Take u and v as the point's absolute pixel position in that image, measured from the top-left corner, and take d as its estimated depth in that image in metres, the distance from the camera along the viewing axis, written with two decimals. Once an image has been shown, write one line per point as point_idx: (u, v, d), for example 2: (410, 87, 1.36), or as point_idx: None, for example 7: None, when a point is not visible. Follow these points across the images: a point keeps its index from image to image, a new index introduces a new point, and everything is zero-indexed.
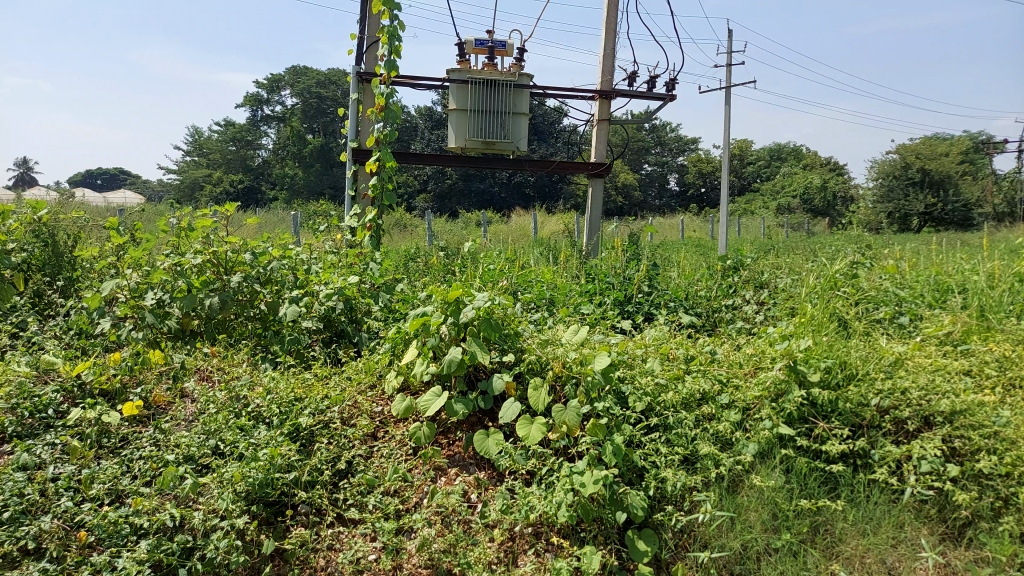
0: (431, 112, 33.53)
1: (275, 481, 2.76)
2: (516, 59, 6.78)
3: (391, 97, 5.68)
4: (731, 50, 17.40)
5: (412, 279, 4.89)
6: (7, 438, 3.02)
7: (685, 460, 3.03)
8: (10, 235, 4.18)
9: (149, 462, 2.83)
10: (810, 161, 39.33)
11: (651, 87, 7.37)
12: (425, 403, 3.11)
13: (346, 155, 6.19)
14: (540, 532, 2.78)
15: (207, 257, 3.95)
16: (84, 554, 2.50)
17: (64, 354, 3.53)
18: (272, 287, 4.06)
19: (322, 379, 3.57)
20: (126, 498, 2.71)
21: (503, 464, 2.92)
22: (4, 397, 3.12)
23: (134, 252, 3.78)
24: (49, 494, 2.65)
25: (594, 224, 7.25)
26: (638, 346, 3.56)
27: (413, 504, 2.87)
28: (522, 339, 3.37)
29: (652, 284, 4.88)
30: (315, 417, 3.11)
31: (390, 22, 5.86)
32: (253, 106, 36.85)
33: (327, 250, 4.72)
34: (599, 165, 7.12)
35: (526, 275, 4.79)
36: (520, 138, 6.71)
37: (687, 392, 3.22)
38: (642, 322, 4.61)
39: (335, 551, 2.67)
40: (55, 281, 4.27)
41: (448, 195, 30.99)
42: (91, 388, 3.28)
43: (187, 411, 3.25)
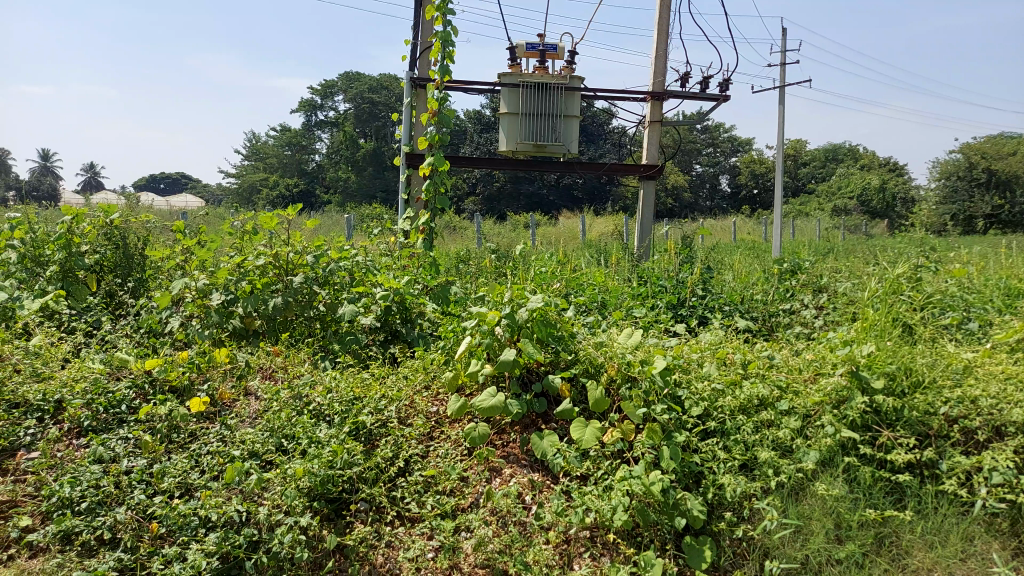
0: (479, 116, 33.78)
1: (337, 477, 2.82)
2: (567, 62, 6.79)
3: (444, 102, 5.77)
4: (786, 48, 17.03)
5: (466, 282, 4.92)
6: (84, 433, 3.16)
7: (743, 466, 2.98)
8: (84, 238, 4.42)
9: (217, 458, 2.92)
10: (867, 162, 38.13)
11: (704, 88, 7.29)
12: (480, 403, 3.13)
13: (399, 159, 6.27)
14: (596, 536, 2.76)
15: (269, 259, 4.06)
16: (156, 545, 2.60)
17: (135, 352, 3.67)
18: (331, 288, 4.17)
19: (379, 378, 3.61)
20: (195, 492, 2.80)
21: (558, 465, 2.91)
22: (80, 393, 3.25)
23: (203, 252, 3.95)
24: (124, 486, 2.77)
25: (645, 228, 7.17)
26: (694, 350, 3.50)
27: (469, 504, 2.89)
28: (576, 341, 3.36)
29: (707, 288, 4.83)
30: (374, 416, 3.17)
31: (444, 27, 5.95)
32: (307, 112, 37.75)
33: (384, 255, 4.80)
34: (651, 166, 7.03)
35: (579, 279, 4.78)
36: (571, 141, 6.72)
37: (745, 397, 3.16)
38: (696, 326, 4.55)
39: (393, 548, 2.70)
40: (126, 283, 4.45)
41: (496, 198, 31.15)
42: (161, 384, 3.41)
43: (251, 409, 3.33)
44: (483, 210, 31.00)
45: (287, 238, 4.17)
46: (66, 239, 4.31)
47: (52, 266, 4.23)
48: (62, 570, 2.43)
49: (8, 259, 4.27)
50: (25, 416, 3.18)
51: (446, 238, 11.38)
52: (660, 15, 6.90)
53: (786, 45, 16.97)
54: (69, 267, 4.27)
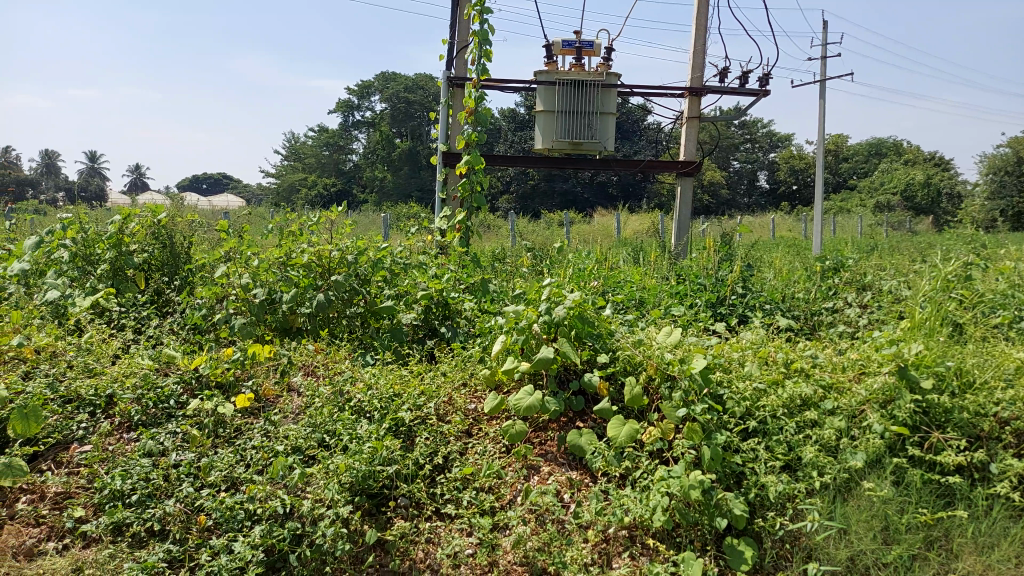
0: (514, 114, 33.82)
1: (377, 473, 2.85)
2: (603, 59, 6.75)
3: (481, 102, 5.83)
4: (828, 41, 16.68)
5: (503, 280, 4.93)
6: (134, 427, 3.25)
7: (786, 467, 2.93)
8: (133, 237, 4.53)
9: (261, 452, 2.98)
10: (912, 157, 37.13)
11: (744, 83, 7.19)
12: (517, 401, 3.14)
13: (436, 159, 6.31)
14: (635, 535, 2.75)
15: (312, 257, 4.13)
16: (204, 537, 2.66)
17: (183, 349, 3.76)
18: (371, 288, 4.21)
19: (418, 375, 3.64)
20: (240, 485, 2.86)
21: (596, 464, 2.90)
22: (130, 388, 3.34)
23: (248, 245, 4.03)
24: (172, 480, 2.84)
25: (682, 224, 7.20)
26: (735, 349, 3.45)
27: (507, 501, 2.90)
28: (614, 339, 3.34)
29: (747, 286, 4.75)
30: (413, 412, 3.20)
31: (481, 26, 5.97)
32: (344, 112, 38.22)
33: (421, 255, 4.85)
34: (689, 163, 6.94)
35: (616, 277, 4.75)
36: (607, 138, 6.67)
37: (789, 397, 3.11)
38: (736, 325, 4.49)
39: (433, 544, 2.72)
40: (173, 281, 4.57)
41: (531, 196, 31.13)
42: (207, 380, 3.49)
43: (294, 404, 3.39)
44: (518, 208, 31.02)
45: (328, 238, 4.31)
46: (115, 238, 4.44)
47: (102, 265, 4.36)
48: (114, 560, 2.51)
49: (60, 258, 4.40)
50: (77, 410, 3.28)
51: (483, 236, 11.41)
52: (698, 10, 6.82)
53: (827, 39, 16.63)
54: (118, 265, 4.40)
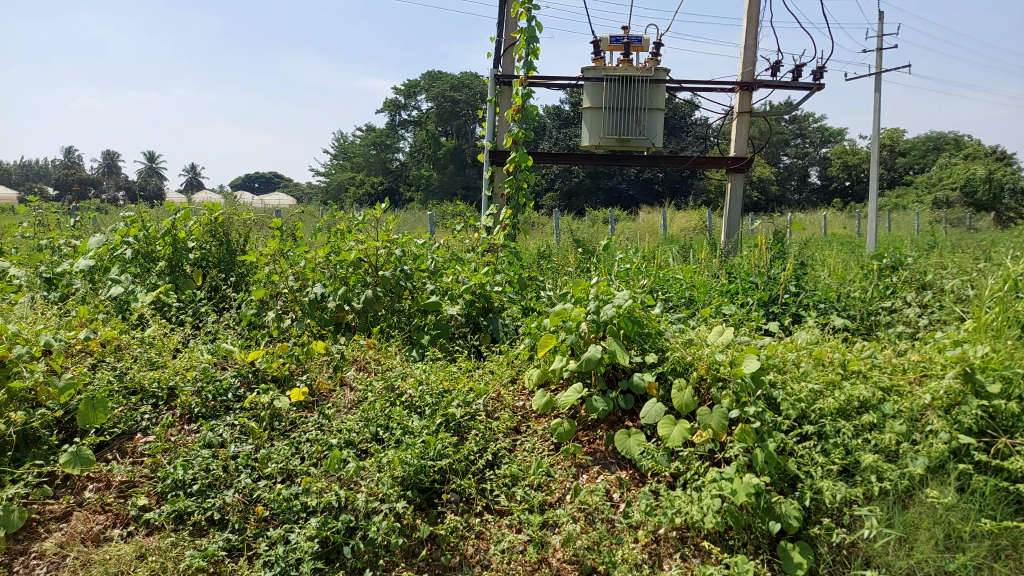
0: (559, 112, 33.78)
1: (428, 468, 2.88)
2: (651, 54, 6.68)
3: (528, 99, 5.83)
4: (884, 33, 16.16)
5: (550, 278, 4.93)
6: (194, 418, 3.34)
7: (844, 471, 2.85)
8: (190, 234, 4.67)
9: (316, 445, 3.04)
10: (973, 151, 35.75)
11: (797, 77, 7.03)
12: (566, 400, 3.13)
13: (483, 156, 6.32)
14: (686, 536, 2.72)
15: (364, 255, 4.20)
16: (261, 527, 2.74)
17: (240, 343, 3.86)
18: (420, 286, 4.28)
19: (467, 372, 3.67)
20: (296, 478, 2.93)
21: (646, 464, 2.88)
22: (191, 380, 3.45)
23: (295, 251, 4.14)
24: (231, 471, 2.92)
25: (733, 223, 7.06)
26: (789, 349, 3.38)
27: (556, 499, 2.90)
28: (664, 338, 3.31)
29: (801, 284, 4.65)
30: (463, 408, 3.22)
31: (528, 23, 5.97)
32: (391, 111, 38.69)
33: (469, 253, 4.89)
34: (740, 159, 6.81)
35: (665, 275, 4.71)
36: (655, 134, 6.59)
37: (846, 399, 3.03)
38: (790, 324, 4.40)
39: (483, 540, 2.73)
40: (229, 277, 4.69)
41: (575, 194, 31.01)
42: (264, 373, 3.58)
43: (347, 399, 3.45)
44: (562, 205, 30.94)
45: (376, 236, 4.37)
46: (171, 235, 4.56)
47: (161, 261, 4.51)
48: (176, 548, 2.60)
49: (123, 255, 4.56)
50: (141, 401, 3.39)
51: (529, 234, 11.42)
52: (749, 3, 6.69)
53: (883, 31, 16.13)
54: (176, 261, 4.55)
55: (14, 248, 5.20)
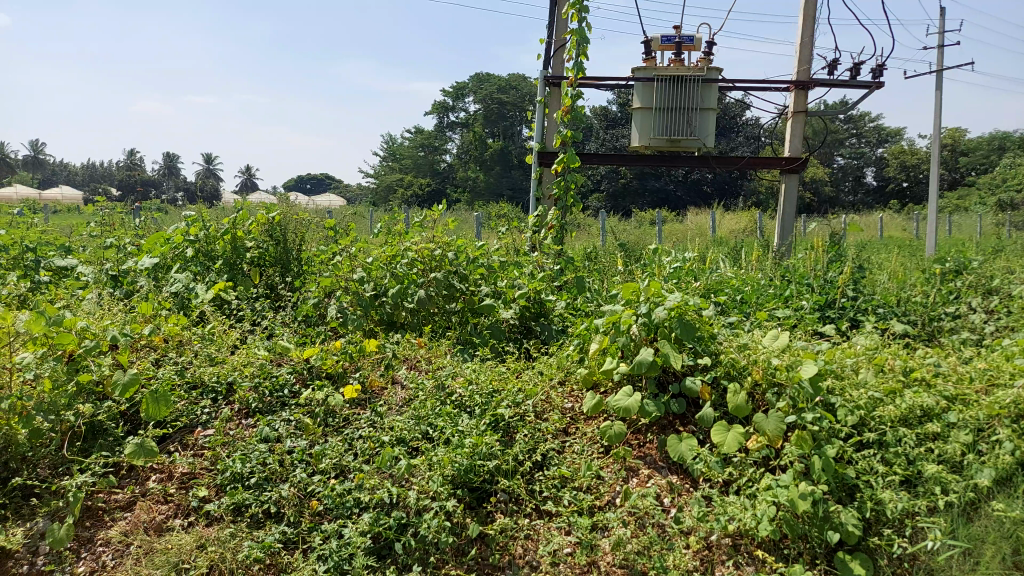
0: (606, 112, 33.58)
1: (478, 468, 2.89)
2: (704, 53, 6.58)
3: (578, 99, 5.80)
4: (945, 28, 15.60)
5: (600, 280, 4.91)
6: (251, 413, 3.43)
7: (905, 481, 2.76)
8: (248, 233, 4.82)
9: (368, 442, 3.09)
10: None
11: (855, 75, 6.84)
12: (616, 402, 3.11)
13: (531, 157, 6.33)
14: (739, 544, 2.67)
15: (417, 256, 4.28)
16: (315, 521, 2.79)
17: (296, 341, 3.95)
18: (470, 286, 4.32)
19: (516, 372, 3.69)
20: (349, 473, 2.97)
21: (698, 469, 2.83)
22: (249, 376, 3.54)
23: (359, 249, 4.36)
24: (287, 465, 2.98)
25: (787, 225, 6.92)
26: (848, 355, 3.29)
27: (606, 502, 2.88)
28: (717, 342, 3.25)
29: (858, 288, 4.51)
30: (512, 409, 3.24)
31: (579, 24, 5.94)
32: (439, 113, 39.05)
33: (518, 255, 4.91)
34: (794, 159, 6.66)
35: (718, 278, 4.64)
36: (707, 134, 6.50)
37: (907, 407, 2.93)
38: (847, 329, 4.27)
39: (532, 541, 2.73)
40: (284, 275, 4.81)
41: (622, 195, 30.78)
42: (318, 370, 3.64)
43: (398, 397, 3.49)
44: (609, 206, 30.72)
45: (427, 237, 4.43)
46: (232, 234, 4.75)
47: (220, 259, 4.69)
48: (234, 539, 2.67)
49: (184, 254, 4.72)
50: (201, 396, 3.50)
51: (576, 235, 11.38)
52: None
53: (944, 26, 15.55)
54: (234, 260, 4.71)
55: (83, 246, 5.42)
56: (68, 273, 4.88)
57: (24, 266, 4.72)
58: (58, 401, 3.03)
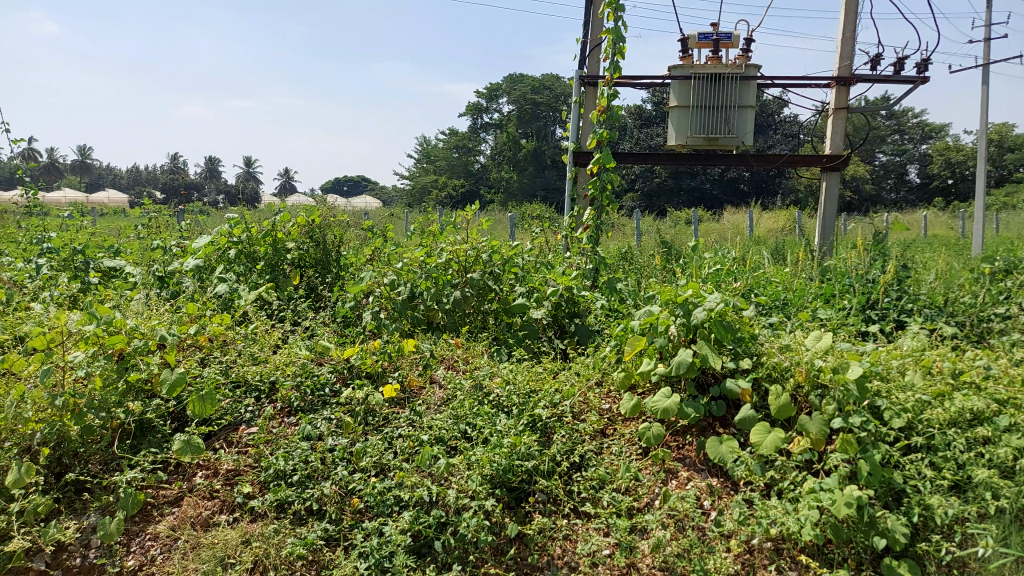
0: (641, 112, 33.36)
1: (517, 467, 2.90)
2: (742, 50, 6.50)
3: (614, 99, 5.77)
4: (992, 21, 15.14)
5: (636, 281, 4.88)
6: (293, 411, 3.49)
7: (954, 487, 2.68)
8: (289, 235, 4.91)
9: (407, 441, 3.11)
10: None
11: (899, 70, 6.69)
12: (655, 404, 3.09)
13: (567, 157, 6.32)
14: (782, 548, 2.63)
15: (453, 256, 4.32)
16: (356, 518, 2.83)
17: (336, 340, 4.01)
18: (506, 287, 4.34)
19: (553, 373, 3.69)
20: (389, 472, 3.01)
21: (739, 472, 2.80)
22: (291, 375, 3.61)
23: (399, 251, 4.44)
24: (328, 463, 3.03)
25: (828, 224, 6.78)
26: (894, 356, 3.22)
27: (645, 504, 2.86)
28: (758, 343, 3.21)
29: (903, 287, 4.41)
30: (550, 409, 3.24)
31: (615, 23, 5.91)
32: (473, 114, 39.20)
33: (554, 256, 4.91)
34: (835, 156, 6.53)
35: (757, 278, 4.58)
36: (746, 132, 6.41)
37: (957, 410, 2.85)
38: (892, 330, 4.18)
39: (570, 542, 2.73)
40: (324, 276, 4.89)
41: (657, 194, 30.52)
42: (358, 370, 3.69)
43: (436, 396, 3.52)
44: (643, 206, 30.49)
45: (463, 238, 4.46)
46: (272, 236, 4.85)
47: (262, 261, 4.79)
48: (278, 535, 2.72)
49: (227, 255, 4.83)
50: (245, 394, 3.58)
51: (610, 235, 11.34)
52: None
53: (992, 18, 15.09)
54: (276, 261, 4.81)
55: (131, 248, 5.59)
56: (116, 273, 5.03)
57: (75, 267, 4.88)
58: (109, 399, 3.11)
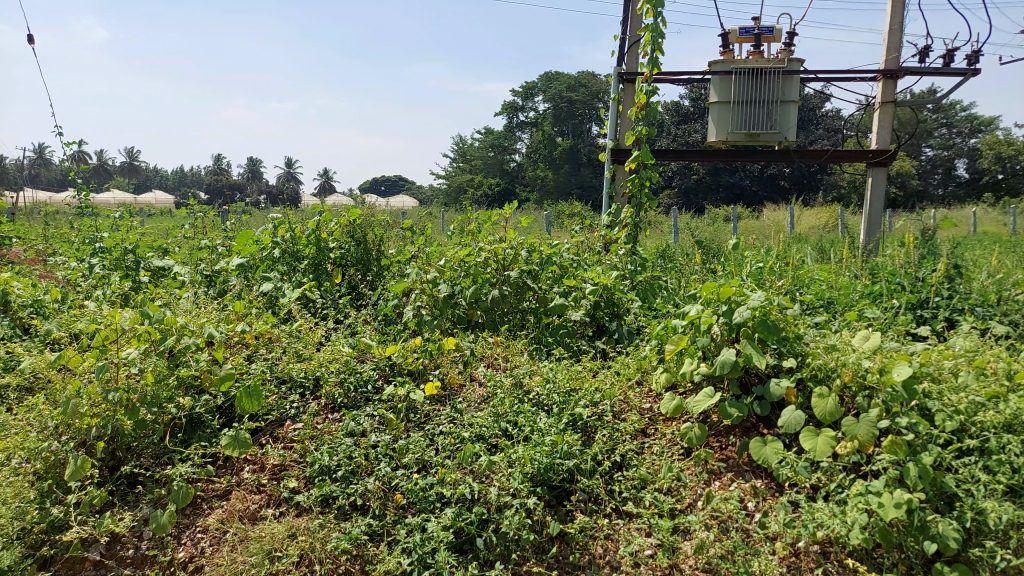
0: (678, 108, 32.99)
1: (558, 466, 2.91)
2: (785, 45, 6.39)
3: (653, 95, 5.72)
4: None
5: (676, 279, 4.84)
6: (337, 408, 3.55)
7: (1010, 491, 2.57)
8: (331, 234, 5.00)
9: (449, 438, 3.14)
10: None
11: (949, 63, 6.50)
12: (697, 403, 3.06)
13: (604, 155, 6.29)
14: (829, 552, 2.59)
15: (491, 254, 4.34)
16: (399, 514, 2.86)
17: (378, 338, 4.06)
18: (544, 286, 4.35)
19: (593, 371, 3.68)
20: (430, 468, 3.04)
21: (784, 474, 2.76)
22: (335, 372, 3.68)
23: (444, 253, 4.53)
24: (372, 459, 3.07)
25: (874, 220, 6.62)
26: (946, 356, 3.13)
27: (688, 505, 2.84)
28: (803, 343, 3.15)
29: (954, 286, 4.29)
30: (590, 408, 3.24)
31: (654, 19, 5.86)
32: (508, 113, 39.23)
33: (592, 255, 4.89)
34: (882, 151, 6.37)
35: (801, 276, 4.50)
36: (789, 128, 6.30)
37: (1013, 413, 2.76)
38: (942, 329, 4.07)
39: (612, 541, 2.72)
40: (366, 275, 4.97)
41: (695, 191, 30.18)
42: (400, 367, 3.73)
43: (477, 394, 3.55)
44: (681, 203, 30.16)
45: (503, 237, 4.48)
46: (316, 236, 4.93)
47: (306, 260, 4.87)
48: (323, 530, 2.77)
49: (272, 254, 4.93)
50: (290, 390, 3.65)
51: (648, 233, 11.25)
52: None
53: None
54: (319, 260, 4.90)
55: (178, 247, 5.72)
56: (165, 272, 5.18)
57: (126, 266, 5.04)
58: (161, 394, 3.21)
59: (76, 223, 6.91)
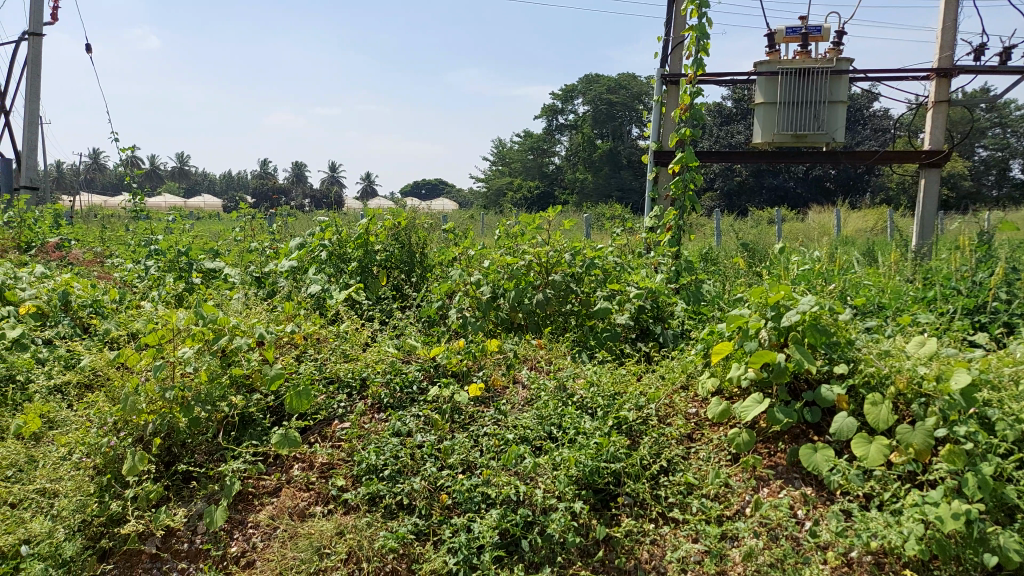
0: (721, 109, 32.56)
1: (603, 470, 2.90)
2: (833, 44, 6.27)
3: (697, 97, 5.66)
4: None
5: (721, 283, 4.79)
6: (383, 407, 3.60)
7: None
8: (378, 237, 5.08)
9: (494, 439, 3.16)
10: None
11: (1006, 60, 6.29)
12: (745, 409, 3.01)
13: (647, 157, 6.25)
14: (883, 562, 2.52)
15: (535, 257, 4.36)
16: (445, 513, 2.89)
17: (423, 339, 4.10)
18: (587, 288, 4.34)
19: (637, 375, 3.66)
20: (475, 469, 3.06)
21: (836, 481, 2.70)
22: (381, 373, 3.73)
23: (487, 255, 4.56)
24: (418, 458, 3.11)
25: (926, 222, 6.43)
26: (1006, 363, 3.02)
27: (736, 511, 2.80)
28: (855, 348, 3.08)
29: (1013, 291, 4.15)
30: (635, 412, 3.22)
31: (699, 19, 5.80)
32: (548, 116, 39.23)
33: (636, 258, 4.87)
34: (936, 152, 6.18)
35: (851, 280, 4.41)
36: (837, 129, 6.17)
37: None
38: (1001, 335, 3.94)
39: (658, 546, 2.69)
40: (410, 277, 5.04)
41: (737, 194, 29.76)
42: (444, 368, 3.76)
43: (520, 396, 3.56)
44: (723, 206, 29.74)
45: (546, 240, 4.50)
46: (363, 238, 5.02)
47: (352, 262, 4.95)
48: (370, 528, 2.81)
49: (319, 256, 5.00)
50: (338, 390, 3.71)
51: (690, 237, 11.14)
52: None
53: None
54: (365, 262, 4.97)
55: (229, 249, 5.87)
56: (216, 274, 5.32)
57: (179, 268, 5.20)
58: (214, 392, 3.30)
59: (132, 227, 7.14)
